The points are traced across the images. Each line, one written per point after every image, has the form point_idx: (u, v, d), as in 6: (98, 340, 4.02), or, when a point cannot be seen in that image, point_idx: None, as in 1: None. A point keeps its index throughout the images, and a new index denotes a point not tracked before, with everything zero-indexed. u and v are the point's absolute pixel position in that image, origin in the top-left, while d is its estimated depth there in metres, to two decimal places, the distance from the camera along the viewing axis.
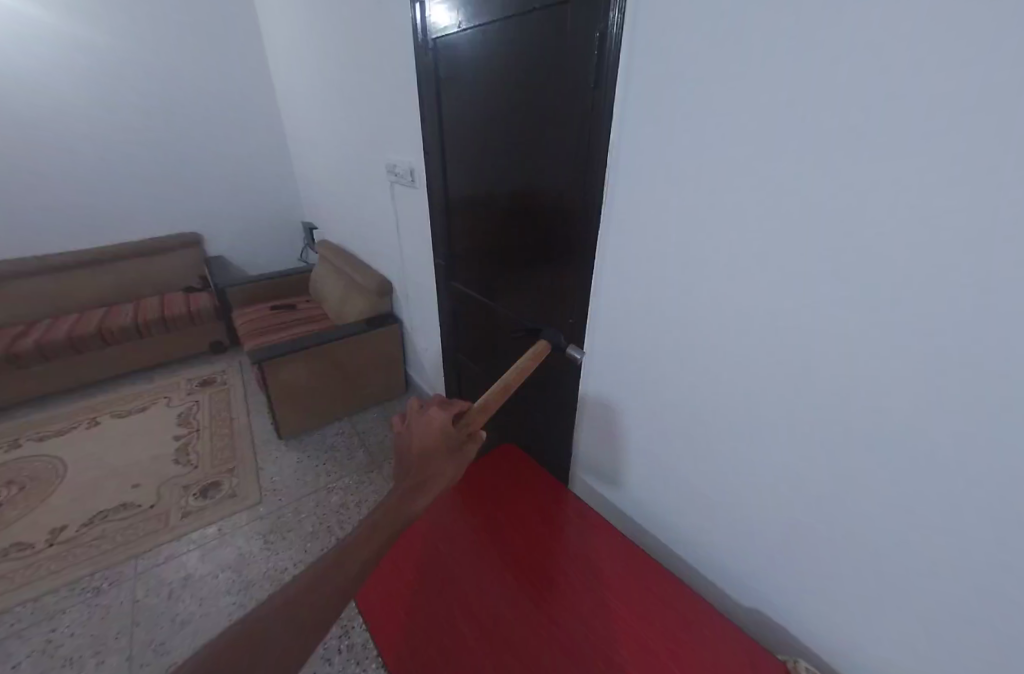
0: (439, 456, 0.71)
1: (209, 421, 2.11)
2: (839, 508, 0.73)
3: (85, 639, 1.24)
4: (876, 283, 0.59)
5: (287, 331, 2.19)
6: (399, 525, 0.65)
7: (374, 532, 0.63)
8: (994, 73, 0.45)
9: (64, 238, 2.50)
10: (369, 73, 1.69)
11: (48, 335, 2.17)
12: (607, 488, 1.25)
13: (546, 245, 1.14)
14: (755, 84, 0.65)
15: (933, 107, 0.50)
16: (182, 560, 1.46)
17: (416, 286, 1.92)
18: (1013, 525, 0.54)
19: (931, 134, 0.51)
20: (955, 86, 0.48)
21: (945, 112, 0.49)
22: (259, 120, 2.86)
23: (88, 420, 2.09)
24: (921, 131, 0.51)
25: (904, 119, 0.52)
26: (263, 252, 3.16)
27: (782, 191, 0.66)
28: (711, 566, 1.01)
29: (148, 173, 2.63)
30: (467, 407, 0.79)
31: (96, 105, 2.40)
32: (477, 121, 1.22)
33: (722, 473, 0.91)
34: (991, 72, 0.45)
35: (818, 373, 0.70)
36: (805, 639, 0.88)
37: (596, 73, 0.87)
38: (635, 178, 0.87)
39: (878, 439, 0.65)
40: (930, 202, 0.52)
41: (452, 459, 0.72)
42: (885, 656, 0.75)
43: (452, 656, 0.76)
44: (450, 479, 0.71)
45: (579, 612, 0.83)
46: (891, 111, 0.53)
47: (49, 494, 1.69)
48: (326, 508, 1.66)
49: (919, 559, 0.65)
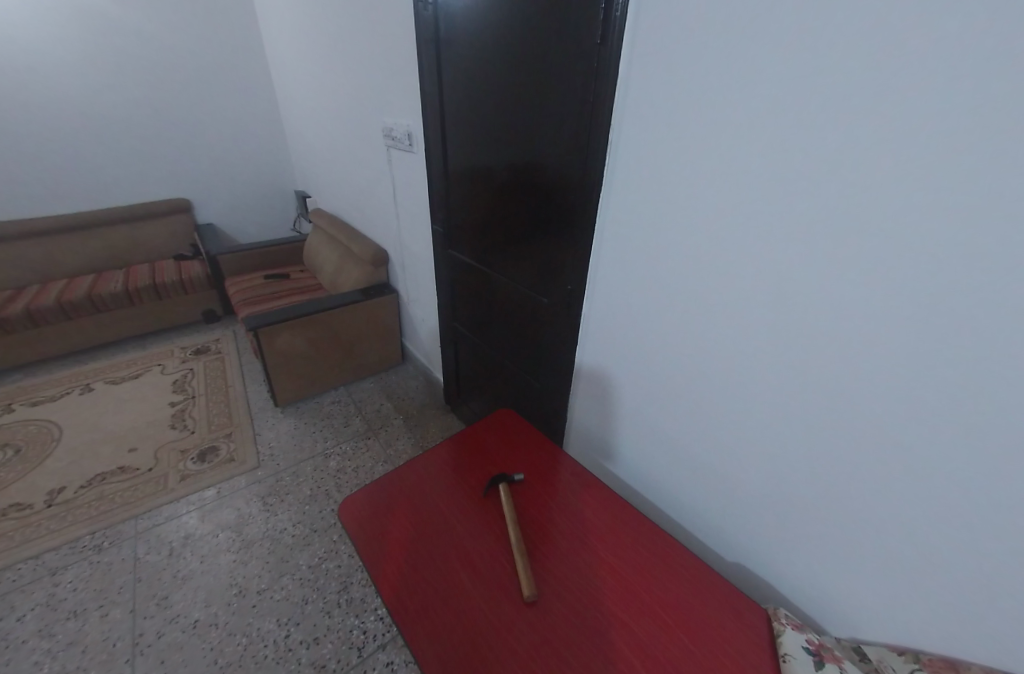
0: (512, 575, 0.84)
1: (205, 388, 2.11)
2: (826, 461, 0.77)
3: (89, 593, 1.26)
4: (874, 243, 0.61)
5: (281, 300, 2.18)
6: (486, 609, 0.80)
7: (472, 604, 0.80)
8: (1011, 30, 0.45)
9: (44, 202, 2.40)
10: (366, 31, 1.62)
11: (37, 300, 2.13)
12: (599, 452, 1.29)
13: (545, 212, 1.13)
14: (769, 39, 0.63)
15: (949, 60, 0.50)
16: (182, 521, 1.48)
17: (412, 256, 1.90)
18: (996, 472, 0.58)
19: (942, 92, 0.51)
20: (972, 44, 0.48)
21: (956, 72, 0.50)
22: (251, 84, 2.77)
23: (81, 386, 2.08)
24: (932, 89, 0.52)
25: (914, 79, 0.52)
26: (255, 220, 3.10)
27: (787, 150, 0.66)
28: (698, 523, 1.06)
29: (134, 136, 2.53)
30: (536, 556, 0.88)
31: (70, 57, 2.25)
32: (476, 83, 1.19)
33: (713, 435, 0.94)
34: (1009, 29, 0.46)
35: (813, 332, 0.71)
36: (785, 590, 0.92)
37: (603, 28, 0.83)
38: (639, 141, 0.86)
39: (868, 395, 0.68)
40: (933, 162, 0.53)
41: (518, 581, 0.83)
42: (862, 603, 0.80)
43: (464, 613, 0.78)
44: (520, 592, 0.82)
45: (573, 562, 0.87)
46: (902, 71, 0.53)
47: (46, 457, 1.70)
48: (324, 472, 1.69)
49: (898, 508, 0.69)
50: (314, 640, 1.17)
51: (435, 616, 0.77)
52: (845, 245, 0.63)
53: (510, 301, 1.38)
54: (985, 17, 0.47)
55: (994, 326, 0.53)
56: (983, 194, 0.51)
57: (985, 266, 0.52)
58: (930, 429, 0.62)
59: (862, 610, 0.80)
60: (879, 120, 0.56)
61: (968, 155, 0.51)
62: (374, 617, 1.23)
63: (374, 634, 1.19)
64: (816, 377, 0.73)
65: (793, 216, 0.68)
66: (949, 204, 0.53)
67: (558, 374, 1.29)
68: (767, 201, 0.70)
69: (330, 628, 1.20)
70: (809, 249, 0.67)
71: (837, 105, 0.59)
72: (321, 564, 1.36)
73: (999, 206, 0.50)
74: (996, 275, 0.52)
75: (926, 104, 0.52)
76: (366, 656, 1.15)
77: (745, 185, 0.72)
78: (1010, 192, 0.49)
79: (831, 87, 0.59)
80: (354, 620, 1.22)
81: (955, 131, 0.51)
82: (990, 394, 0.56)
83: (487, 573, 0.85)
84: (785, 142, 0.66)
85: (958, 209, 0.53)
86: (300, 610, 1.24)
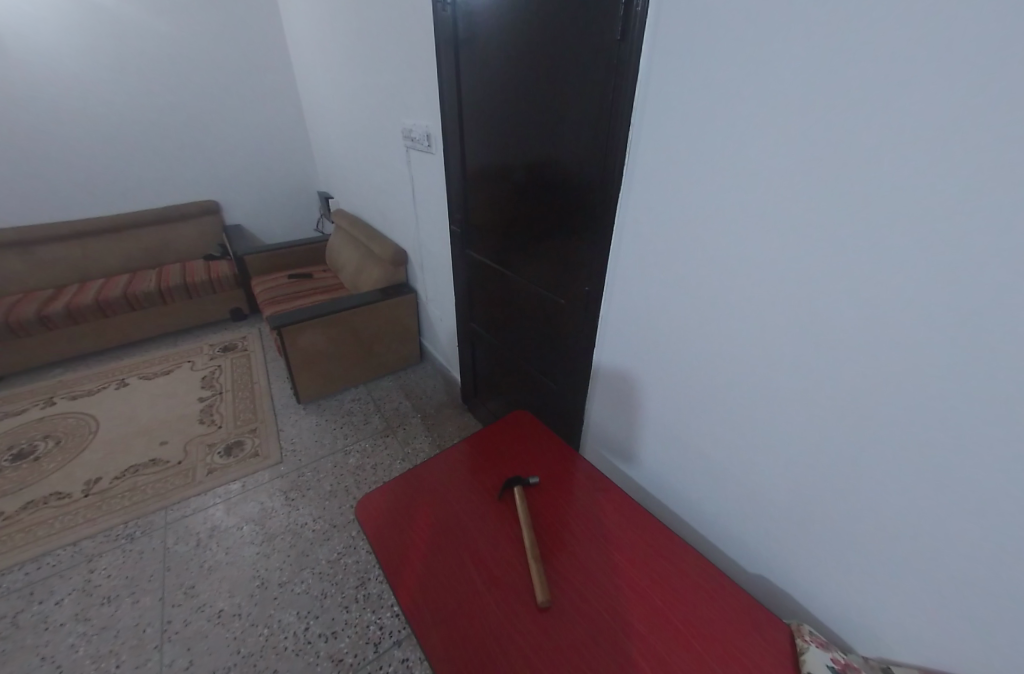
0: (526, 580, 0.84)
1: (232, 384, 2.18)
2: (855, 473, 0.73)
3: (121, 580, 1.32)
4: (903, 249, 0.58)
5: (304, 299, 2.23)
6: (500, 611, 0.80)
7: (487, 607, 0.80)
8: None
9: (84, 205, 2.53)
10: (386, 33, 1.64)
11: (77, 298, 2.24)
12: (616, 456, 1.27)
13: (564, 213, 1.11)
14: (794, 30, 0.61)
15: (984, 51, 0.47)
16: (209, 513, 1.54)
17: (431, 255, 1.92)
18: None
19: (983, 93, 0.48)
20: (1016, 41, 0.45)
21: (997, 72, 0.47)
22: (277, 89, 2.85)
23: (117, 381, 2.18)
24: (972, 90, 0.48)
25: (952, 79, 0.50)
26: (279, 221, 3.19)
27: (813, 146, 0.63)
28: (718, 530, 1.03)
29: (166, 141, 2.63)
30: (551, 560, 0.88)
31: (109, 67, 2.37)
32: (494, 83, 1.19)
33: (734, 442, 0.92)
34: None
35: (841, 337, 0.68)
36: (810, 605, 0.89)
37: (623, 22, 0.81)
38: (658, 140, 0.84)
39: (901, 405, 0.64)
40: (970, 166, 0.50)
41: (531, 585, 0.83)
42: (890, 623, 0.76)
43: (478, 617, 0.78)
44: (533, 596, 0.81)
45: (588, 568, 0.86)
46: (939, 72, 0.50)
47: (84, 448, 1.79)
48: (344, 469, 1.72)
49: (930, 525, 0.66)
50: (332, 634, 1.20)
51: (448, 616, 0.78)
52: (877, 247, 0.60)
53: (528, 301, 1.37)
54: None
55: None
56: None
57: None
58: (964, 444, 0.59)
59: (889, 629, 0.77)
60: (913, 115, 0.53)
61: (1010, 152, 0.47)
62: (390, 614, 1.25)
63: (390, 630, 1.21)
64: (844, 386, 0.70)
65: (820, 219, 0.65)
66: (986, 209, 0.50)
67: (575, 375, 1.28)
68: (794, 200, 0.67)
69: (348, 622, 1.22)
70: (838, 251, 0.64)
71: (868, 98, 0.56)
72: (340, 559, 1.39)
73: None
74: None
75: (963, 97, 0.49)
76: (382, 652, 1.16)
77: (769, 185, 0.69)
78: None
79: (865, 84, 0.56)
80: (371, 616, 1.24)
81: (993, 133, 0.48)
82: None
83: (501, 577, 0.84)
84: (810, 138, 0.63)
85: (995, 208, 0.50)
86: (319, 603, 1.27)
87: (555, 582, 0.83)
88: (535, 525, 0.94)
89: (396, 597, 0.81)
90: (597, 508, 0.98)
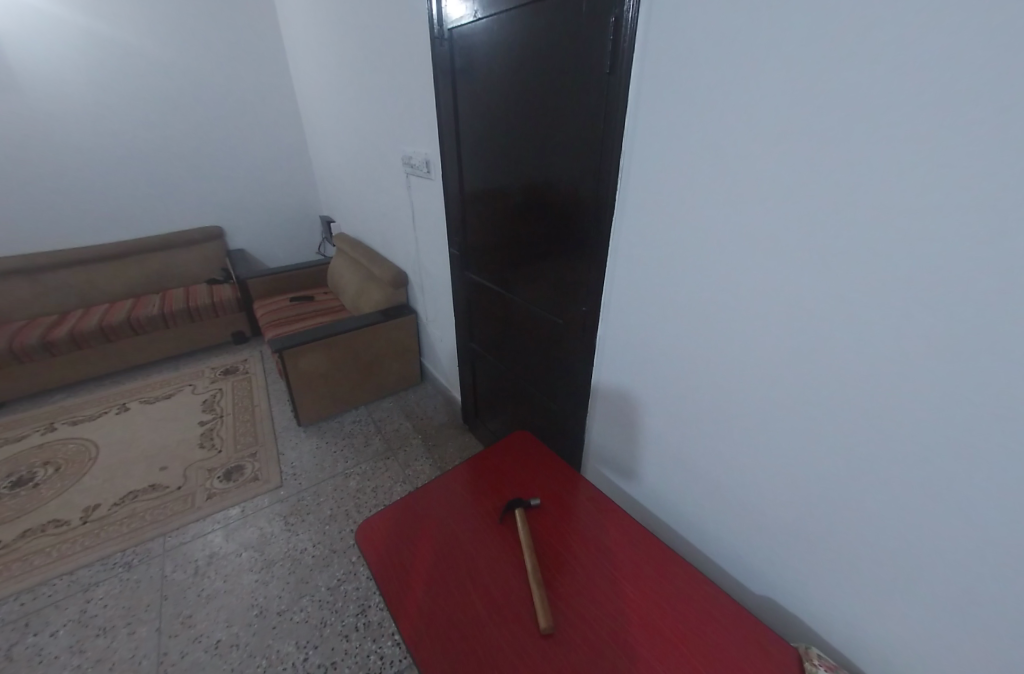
0: (527, 606, 0.83)
1: (233, 407, 2.18)
2: (851, 491, 0.74)
3: (118, 610, 1.30)
4: (888, 272, 0.60)
5: (304, 321, 2.25)
6: (501, 638, 0.78)
7: (489, 636, 0.78)
8: (1010, 74, 0.46)
9: (90, 233, 2.59)
10: (386, 66, 1.71)
11: (81, 324, 2.27)
12: (616, 475, 1.26)
13: (559, 235, 1.14)
14: (773, 66, 0.65)
15: (962, 72, 0.49)
16: (207, 539, 1.52)
17: (430, 276, 1.95)
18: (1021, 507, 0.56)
19: (950, 134, 0.52)
20: (978, 89, 0.49)
21: (964, 115, 0.50)
22: (281, 120, 2.95)
23: (117, 406, 2.18)
24: (941, 131, 0.52)
25: (919, 120, 0.54)
26: (282, 245, 3.24)
27: (804, 168, 0.65)
28: (722, 551, 1.02)
29: (171, 170, 2.71)
30: (553, 583, 0.86)
31: (119, 100, 2.47)
32: (490, 111, 1.23)
33: (733, 461, 0.92)
34: (1009, 73, 0.46)
35: (839, 352, 0.69)
36: (818, 628, 0.87)
37: (612, 57, 0.86)
38: (648, 168, 0.88)
39: (899, 417, 0.64)
40: (943, 200, 0.54)
41: (530, 608, 0.82)
42: (898, 646, 0.75)
43: (478, 647, 0.76)
44: (535, 623, 0.80)
45: (591, 592, 0.85)
46: (910, 113, 0.54)
47: (83, 474, 1.78)
48: (345, 492, 1.71)
49: (941, 544, 0.65)
50: (331, 665, 1.17)
51: (448, 641, 0.77)
52: (873, 263, 0.62)
53: (526, 321, 1.39)
54: (1001, 29, 0.46)
55: (1013, 356, 0.52)
56: (1016, 203, 0.49)
57: (999, 297, 0.52)
58: (956, 462, 0.60)
59: (899, 652, 0.75)
60: (896, 139, 0.56)
61: (991, 164, 0.50)
62: (391, 642, 1.22)
63: (391, 660, 1.18)
64: (839, 405, 0.71)
65: (807, 243, 0.68)
66: (956, 239, 0.54)
67: (575, 393, 1.28)
68: (781, 225, 0.70)
69: (347, 652, 1.20)
70: (828, 267, 0.67)
71: (853, 119, 0.59)
72: (339, 586, 1.36)
73: (1005, 240, 0.50)
74: (1012, 305, 0.51)
75: (935, 126, 0.52)
76: None
77: (756, 210, 0.73)
78: (1011, 225, 0.49)
79: (839, 120, 0.60)
80: (372, 645, 1.21)
81: (960, 169, 0.52)
82: (1009, 423, 0.54)
83: (500, 606, 0.83)
84: (800, 163, 0.66)
85: (982, 219, 0.51)
86: (318, 633, 1.24)
87: (558, 608, 0.82)
88: (540, 549, 0.93)
89: (396, 625, 0.80)
90: (600, 532, 0.97)
